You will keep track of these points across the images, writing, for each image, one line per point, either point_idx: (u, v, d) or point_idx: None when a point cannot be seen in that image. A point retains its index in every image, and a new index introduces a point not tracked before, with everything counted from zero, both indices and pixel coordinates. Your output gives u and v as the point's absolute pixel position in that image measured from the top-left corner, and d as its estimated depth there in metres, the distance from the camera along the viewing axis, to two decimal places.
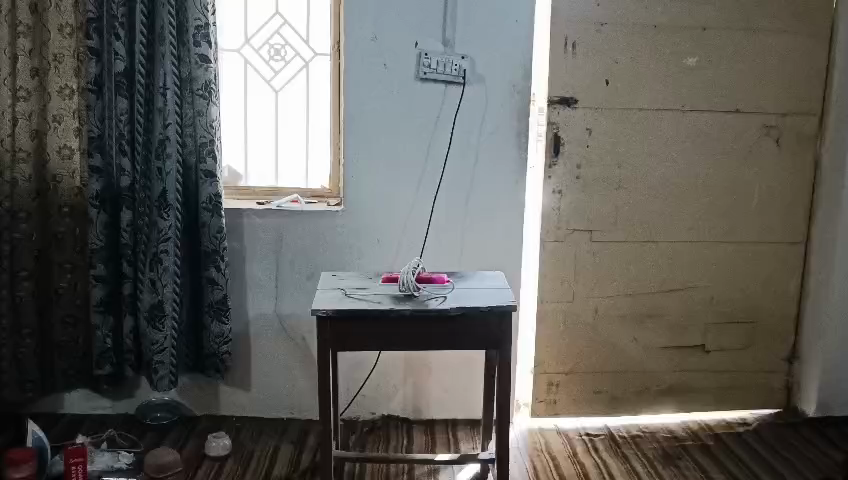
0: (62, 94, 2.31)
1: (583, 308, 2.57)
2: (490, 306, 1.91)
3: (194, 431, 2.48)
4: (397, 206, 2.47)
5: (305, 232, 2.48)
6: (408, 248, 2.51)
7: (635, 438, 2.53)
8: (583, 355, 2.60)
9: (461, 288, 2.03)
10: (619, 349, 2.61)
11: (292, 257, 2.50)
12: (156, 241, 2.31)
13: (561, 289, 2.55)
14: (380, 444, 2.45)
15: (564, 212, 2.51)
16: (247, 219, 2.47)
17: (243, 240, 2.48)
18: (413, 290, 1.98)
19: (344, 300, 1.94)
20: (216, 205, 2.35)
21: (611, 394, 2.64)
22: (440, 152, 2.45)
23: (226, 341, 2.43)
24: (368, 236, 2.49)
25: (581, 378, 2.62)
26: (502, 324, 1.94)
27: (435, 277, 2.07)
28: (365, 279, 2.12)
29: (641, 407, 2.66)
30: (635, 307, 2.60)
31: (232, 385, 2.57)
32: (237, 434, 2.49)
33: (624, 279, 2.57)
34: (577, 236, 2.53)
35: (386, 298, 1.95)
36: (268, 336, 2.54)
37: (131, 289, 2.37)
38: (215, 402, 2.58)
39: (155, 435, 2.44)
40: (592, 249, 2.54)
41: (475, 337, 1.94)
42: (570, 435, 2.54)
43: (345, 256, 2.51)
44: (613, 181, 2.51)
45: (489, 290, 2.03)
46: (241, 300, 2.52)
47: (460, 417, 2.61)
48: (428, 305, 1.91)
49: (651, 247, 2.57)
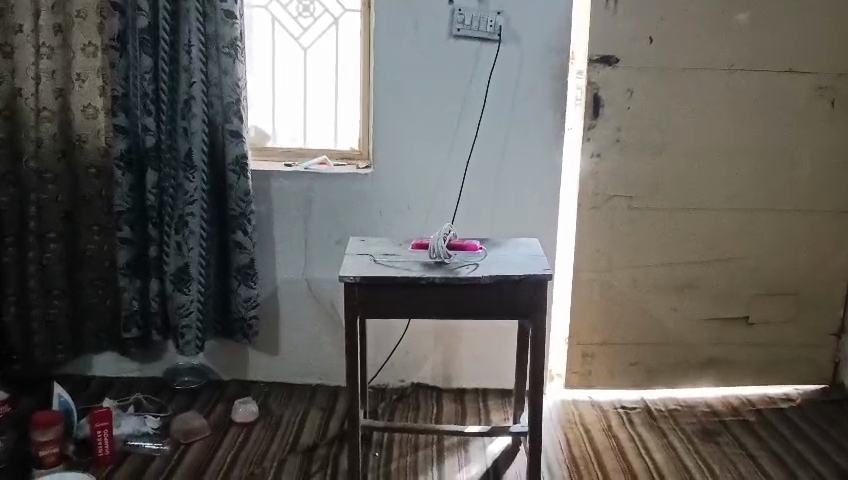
0: (87, 51, 2.26)
1: (620, 277, 2.48)
2: (524, 276, 1.83)
3: (222, 396, 2.45)
4: (429, 170, 2.39)
5: (334, 196, 2.42)
6: (440, 214, 2.43)
7: (673, 412, 2.45)
8: (620, 326, 2.52)
9: (494, 255, 1.95)
10: (656, 320, 2.53)
11: (321, 222, 2.44)
12: (182, 204, 2.26)
13: (598, 257, 2.46)
14: (409, 412, 2.40)
15: (603, 178, 2.40)
16: (275, 182, 2.41)
17: (271, 203, 2.43)
18: (444, 258, 1.89)
19: (373, 267, 1.87)
20: (243, 167, 2.29)
21: (647, 366, 2.56)
22: (473, 114, 2.35)
23: (253, 306, 2.39)
24: (398, 201, 2.41)
25: (617, 350, 2.54)
26: (537, 294, 1.85)
27: (467, 242, 1.98)
28: (394, 245, 2.04)
29: (680, 380, 2.58)
30: (675, 277, 2.50)
31: (260, 351, 2.53)
32: (266, 399, 2.45)
33: (664, 247, 2.47)
34: (616, 202, 2.42)
35: (416, 265, 1.88)
36: (296, 302, 2.49)
37: (158, 252, 2.33)
38: (243, 367, 2.55)
39: (183, 399, 2.41)
40: (631, 216, 2.44)
41: (507, 307, 1.86)
42: (605, 408, 2.48)
43: (374, 222, 2.43)
44: (656, 144, 2.39)
45: (523, 258, 1.95)
46: (269, 264, 2.46)
47: (490, 386, 2.54)
48: (460, 273, 1.83)
49: (694, 215, 2.45)
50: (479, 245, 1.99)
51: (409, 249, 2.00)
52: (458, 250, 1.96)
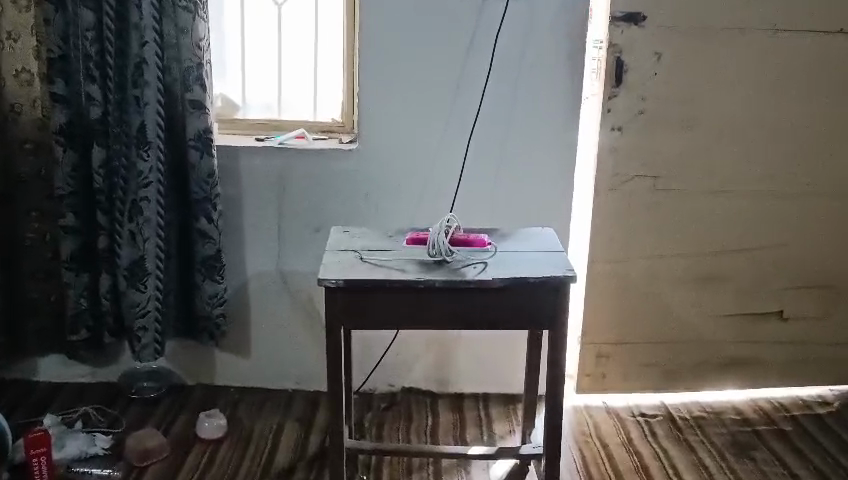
0: (18, 6, 1.90)
1: (641, 269, 2.18)
2: (541, 278, 1.52)
3: (186, 407, 2.14)
4: (422, 146, 2.06)
5: (313, 176, 2.09)
6: (435, 197, 2.10)
7: (698, 421, 2.18)
8: (639, 324, 2.22)
9: (504, 252, 1.64)
10: (680, 316, 2.23)
11: (298, 207, 2.11)
12: (135, 187, 1.93)
13: (617, 246, 2.15)
14: (401, 425, 2.11)
15: (623, 155, 2.08)
16: (245, 160, 2.08)
17: (240, 185, 2.10)
18: (445, 255, 1.58)
19: (359, 267, 1.56)
20: (207, 143, 1.96)
21: (668, 368, 2.27)
22: (475, 82, 2.02)
23: (221, 303, 2.08)
24: (387, 182, 2.09)
25: (635, 349, 2.24)
26: (556, 299, 1.54)
27: (471, 235, 1.66)
28: (385, 238, 1.73)
29: (705, 383, 2.29)
30: (701, 269, 2.20)
31: (231, 352, 2.23)
32: (236, 411, 2.14)
33: (691, 234, 2.16)
34: (638, 183, 2.11)
35: (411, 264, 1.57)
36: (270, 297, 2.18)
37: (107, 244, 1.99)
38: (210, 371, 2.24)
39: (142, 410, 2.11)
40: (655, 200, 2.13)
41: (520, 315, 1.55)
42: (621, 416, 2.20)
43: (358, 206, 2.11)
44: (685, 117, 2.07)
45: (538, 255, 1.64)
46: (239, 254, 2.15)
47: (492, 391, 2.25)
48: (465, 276, 1.52)
49: (725, 198, 2.15)
50: (486, 239, 1.67)
51: (403, 243, 1.68)
52: (462, 245, 1.64)
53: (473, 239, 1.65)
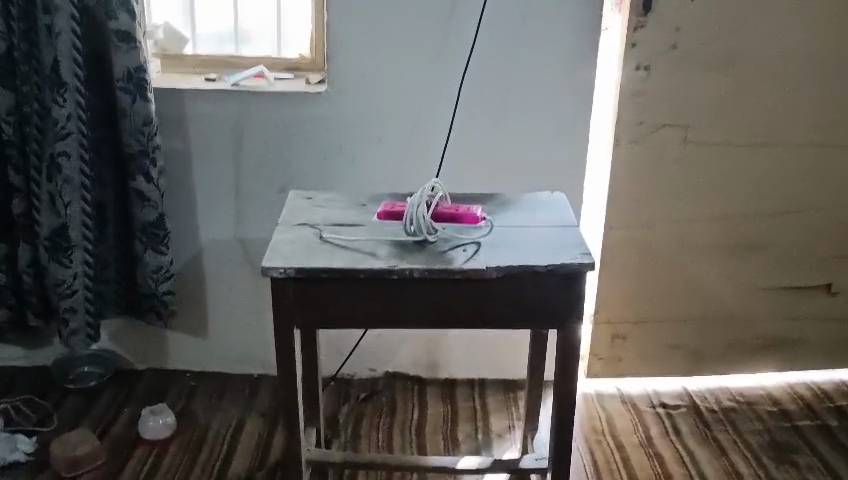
0: None
1: (668, 237, 1.83)
2: (550, 266, 1.17)
3: (129, 399, 1.83)
4: (405, 88, 1.69)
5: (275, 126, 1.73)
6: (421, 150, 1.74)
7: (729, 415, 1.86)
8: (664, 302, 1.88)
9: (502, 228, 1.29)
10: (712, 291, 1.89)
11: (257, 161, 1.76)
12: (51, 140, 1.56)
13: (639, 210, 1.80)
14: (381, 420, 1.79)
15: (652, 100, 1.71)
16: (192, 106, 1.72)
17: (186, 136, 1.74)
18: (426, 235, 1.23)
19: (316, 250, 1.21)
20: (139, 84, 1.59)
21: (695, 349, 1.94)
22: (470, 9, 1.63)
23: (167, 276, 1.76)
24: (365, 130, 1.73)
25: (657, 328, 1.91)
26: (567, 293, 1.20)
27: (459, 206, 1.30)
28: (354, 208, 1.38)
29: (737, 366, 1.97)
30: (740, 236, 1.84)
31: (184, 331, 1.91)
32: (188, 402, 1.83)
33: (729, 196, 1.80)
34: (668, 134, 1.74)
35: (383, 246, 1.22)
36: (226, 269, 1.85)
37: (24, 208, 1.64)
38: (161, 352, 1.93)
39: (78, 403, 1.80)
40: (688, 154, 1.76)
41: (520, 312, 1.21)
42: (639, 408, 1.88)
43: (329, 160, 1.75)
44: (729, 53, 1.68)
45: (546, 232, 1.29)
46: (188, 219, 1.80)
47: (489, 376, 1.94)
48: (453, 262, 1.18)
49: (773, 152, 1.78)
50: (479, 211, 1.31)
51: (375, 217, 1.32)
52: (447, 221, 1.28)
53: (461, 212, 1.29)
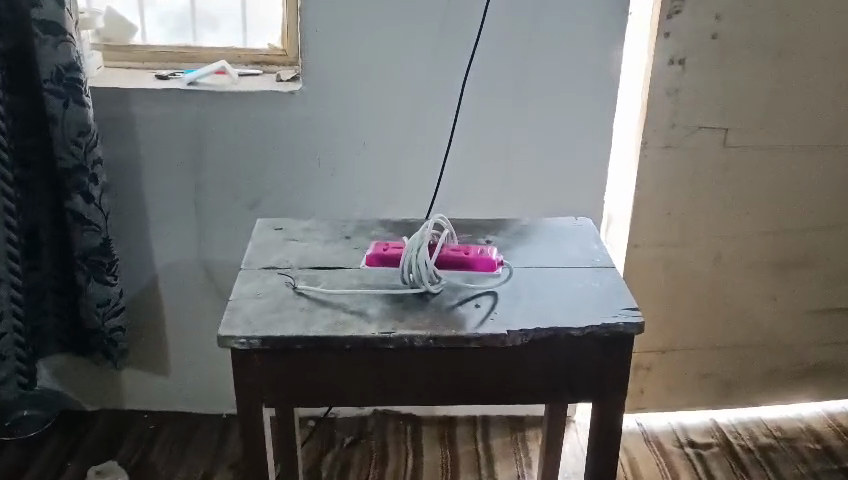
0: None
1: (699, 255, 1.59)
2: (587, 328, 0.93)
3: (77, 450, 1.57)
4: (397, 86, 1.42)
5: (240, 132, 1.45)
6: (417, 158, 1.48)
7: (767, 455, 1.64)
8: (694, 324, 1.65)
9: (522, 272, 1.04)
10: (748, 314, 1.66)
11: (222, 172, 1.48)
12: None
13: (669, 223, 1.56)
14: (372, 470, 1.55)
15: (685, 99, 1.46)
16: (140, 109, 1.43)
17: (134, 145, 1.45)
18: (429, 286, 0.98)
19: (290, 310, 0.95)
20: (72, 85, 1.31)
21: (727, 379, 1.71)
22: None
23: (116, 310, 1.49)
24: (350, 135, 1.46)
25: (685, 357, 1.68)
26: (607, 359, 0.95)
27: (469, 247, 1.04)
28: (337, 245, 1.12)
29: (771, 396, 1.75)
30: (779, 252, 1.61)
31: (140, 369, 1.64)
32: (146, 454, 1.57)
33: (769, 207, 1.57)
34: (702, 138, 1.50)
35: (375, 301, 0.97)
36: (187, 298, 1.58)
37: None
38: (114, 393, 1.66)
39: (15, 457, 1.54)
40: (725, 160, 1.52)
41: (548, 382, 0.96)
42: (665, 449, 1.65)
43: (307, 171, 1.48)
44: (776, 43, 1.43)
45: (576, 276, 1.04)
46: (141, 242, 1.53)
47: (493, 413, 1.70)
48: (466, 325, 0.93)
49: (822, 158, 1.54)
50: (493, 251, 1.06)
51: (362, 262, 1.06)
52: (454, 266, 1.03)
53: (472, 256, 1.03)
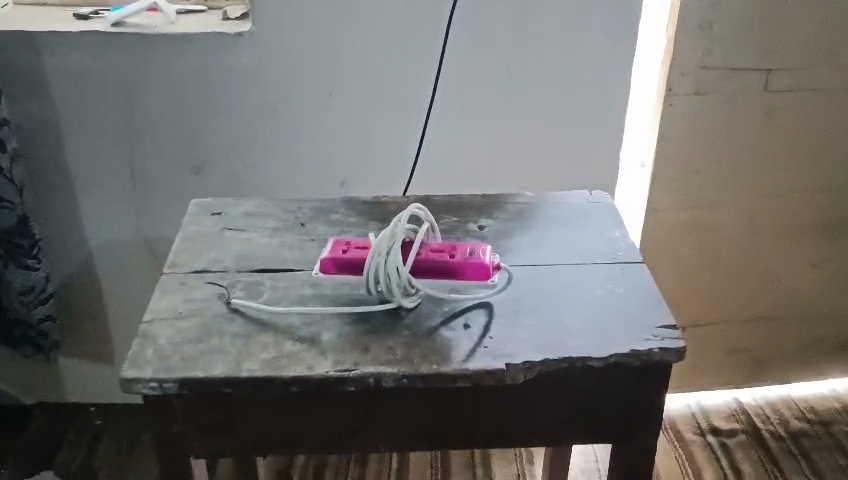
0: None
1: (729, 219, 1.36)
2: (611, 358, 0.70)
3: (13, 455, 1.37)
4: (368, 25, 1.16)
5: (179, 85, 1.19)
6: (395, 112, 1.22)
7: (801, 443, 1.45)
8: (719, 299, 1.43)
9: (524, 274, 0.81)
10: (783, 284, 1.43)
11: (160, 132, 1.22)
12: None
13: (695, 183, 1.32)
14: (350, 472, 1.35)
15: (720, 35, 1.20)
16: (54, 57, 1.17)
17: (51, 101, 1.20)
18: (403, 301, 0.75)
19: (220, 338, 0.72)
20: None
21: (756, 356, 1.50)
22: None
23: (42, 298, 1.26)
24: (312, 86, 1.20)
25: (708, 334, 1.47)
26: (634, 394, 0.73)
27: (455, 244, 0.78)
28: (287, 237, 0.88)
29: (805, 373, 1.54)
30: (823, 213, 1.38)
31: (82, 359, 1.42)
32: (91, 457, 1.37)
33: (814, 161, 1.32)
34: (738, 81, 1.24)
35: (331, 323, 0.74)
36: (130, 279, 1.35)
37: None
38: (54, 385, 1.45)
39: None
40: (764, 107, 1.27)
41: (557, 423, 0.74)
42: (685, 439, 1.45)
43: (262, 131, 1.23)
44: None
45: (594, 277, 0.81)
46: (69, 216, 1.29)
47: None
48: (452, 357, 0.70)
49: None
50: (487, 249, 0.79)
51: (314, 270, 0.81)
52: (434, 271, 0.77)
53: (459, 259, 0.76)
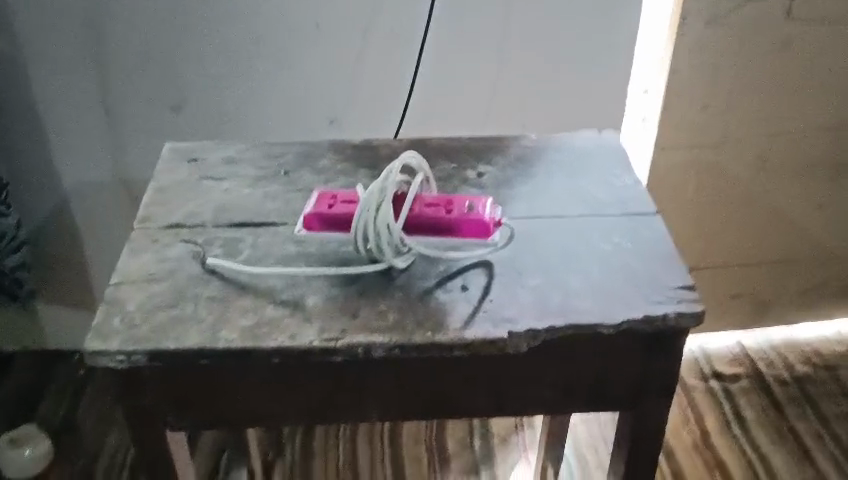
0: None
1: (741, 158, 1.29)
2: (623, 324, 0.64)
3: None
4: None
5: (150, 14, 1.09)
6: (386, 43, 1.13)
7: (805, 389, 1.42)
8: (725, 242, 1.37)
9: (526, 228, 0.74)
10: (793, 225, 1.37)
11: (132, 66, 1.13)
12: None
13: (707, 120, 1.24)
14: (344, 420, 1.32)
15: None
16: None
17: (12, 34, 1.10)
18: (394, 260, 0.68)
19: (194, 302, 0.66)
20: None
21: (761, 298, 1.45)
22: None
23: (14, 245, 1.19)
24: (296, 15, 1.10)
25: (714, 276, 1.41)
26: (645, 358, 0.68)
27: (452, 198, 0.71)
28: (268, 186, 0.81)
29: (811, 315, 1.50)
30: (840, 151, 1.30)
31: (63, 306, 1.37)
32: (77, 406, 1.33)
33: (834, 96, 1.24)
34: (757, 9, 1.15)
35: (316, 285, 0.68)
36: (109, 223, 1.28)
37: None
38: (36, 333, 1.40)
39: None
40: (784, 38, 1.18)
41: (562, 391, 0.69)
42: (687, 385, 1.42)
43: (242, 66, 1.14)
44: None
45: (603, 230, 0.75)
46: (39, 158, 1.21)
47: None
48: (448, 323, 0.64)
49: None
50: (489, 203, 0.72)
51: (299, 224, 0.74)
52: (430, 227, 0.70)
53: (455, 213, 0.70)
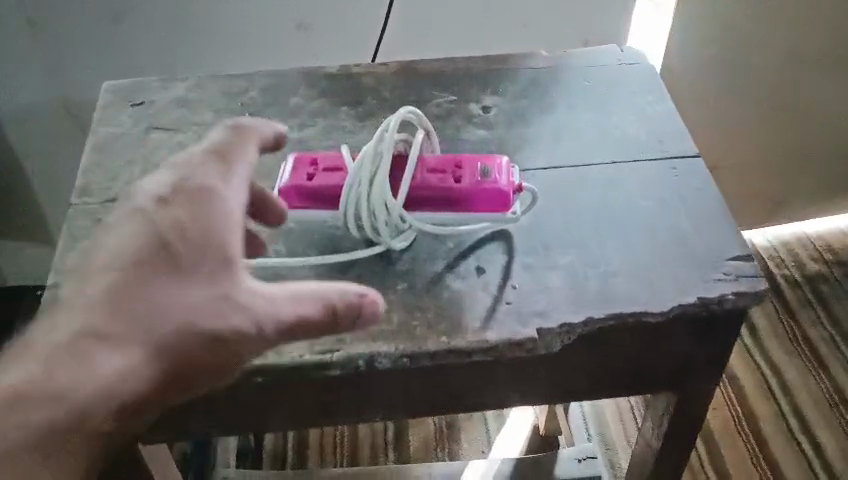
0: None
1: (770, 47, 1.13)
2: (673, 311, 0.54)
3: None
4: None
5: None
6: None
7: (818, 288, 1.35)
8: (738, 144, 1.25)
9: (548, 184, 0.62)
10: (824, 125, 1.22)
11: None
12: None
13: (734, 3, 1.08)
14: None
15: None
16: None
17: None
18: (394, 241, 0.56)
19: None
20: None
21: (780, 196, 1.34)
22: None
23: None
24: None
25: (729, 172, 1.29)
26: (693, 343, 0.58)
27: (462, 161, 0.58)
28: None
29: (826, 211, 1.40)
30: None
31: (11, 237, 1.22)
32: None
33: None
34: None
35: (300, 276, 0.56)
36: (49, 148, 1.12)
37: None
38: None
39: None
40: None
41: (595, 379, 0.60)
42: None
43: None
44: None
45: (641, 180, 0.62)
46: None
47: None
48: (464, 323, 0.53)
49: None
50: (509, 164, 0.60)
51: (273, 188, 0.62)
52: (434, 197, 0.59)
53: (465, 185, 0.57)
